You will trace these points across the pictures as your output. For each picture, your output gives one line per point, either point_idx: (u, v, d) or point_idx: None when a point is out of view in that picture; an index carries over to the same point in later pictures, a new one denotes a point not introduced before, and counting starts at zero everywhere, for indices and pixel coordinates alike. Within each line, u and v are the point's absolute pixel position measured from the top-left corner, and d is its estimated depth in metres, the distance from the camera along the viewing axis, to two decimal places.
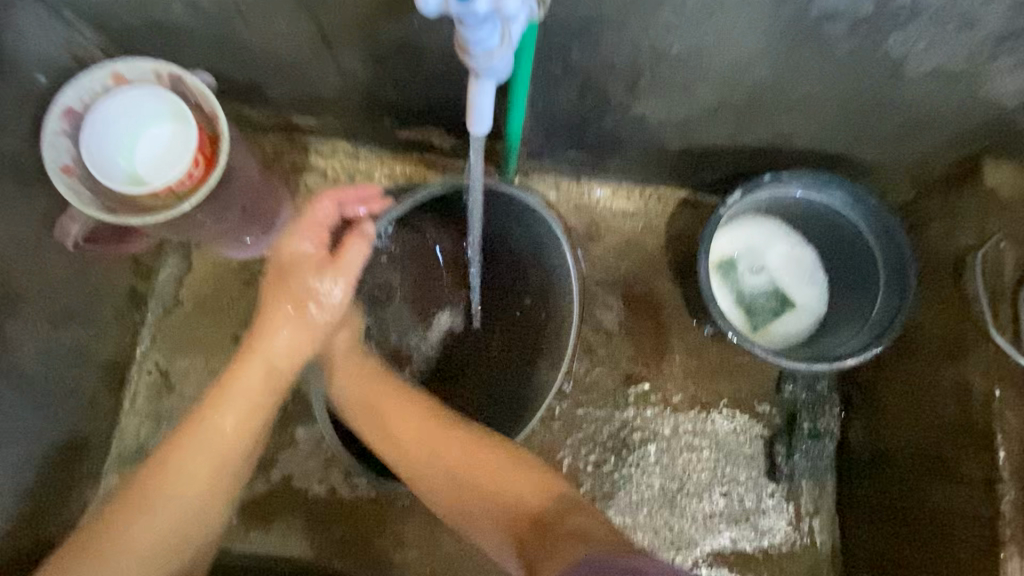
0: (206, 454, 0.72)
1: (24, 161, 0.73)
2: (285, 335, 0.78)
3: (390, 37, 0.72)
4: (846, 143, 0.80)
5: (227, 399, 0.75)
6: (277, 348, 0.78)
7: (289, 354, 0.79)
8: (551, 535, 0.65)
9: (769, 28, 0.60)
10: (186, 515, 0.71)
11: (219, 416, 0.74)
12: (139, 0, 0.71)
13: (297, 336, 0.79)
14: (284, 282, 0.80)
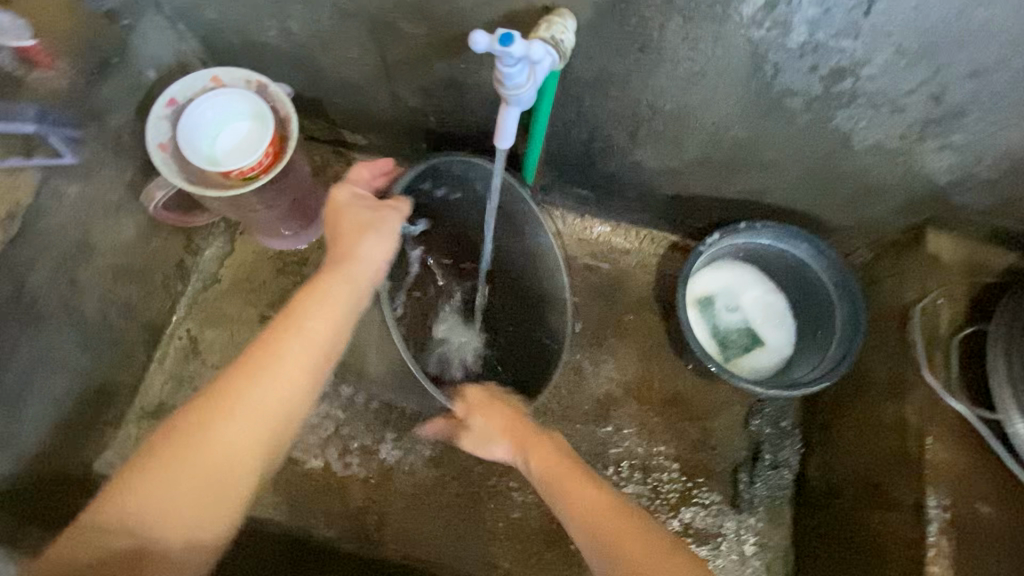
0: (251, 422, 0.63)
1: (124, 137, 0.88)
2: (338, 291, 0.71)
3: (439, 74, 0.88)
4: (812, 203, 0.94)
5: (278, 354, 0.66)
6: (335, 304, 0.71)
7: (342, 306, 0.71)
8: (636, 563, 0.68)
9: (741, 98, 0.75)
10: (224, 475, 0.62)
11: (265, 376, 0.64)
12: (243, 24, 0.88)
13: (348, 291, 0.72)
14: (333, 231, 0.76)
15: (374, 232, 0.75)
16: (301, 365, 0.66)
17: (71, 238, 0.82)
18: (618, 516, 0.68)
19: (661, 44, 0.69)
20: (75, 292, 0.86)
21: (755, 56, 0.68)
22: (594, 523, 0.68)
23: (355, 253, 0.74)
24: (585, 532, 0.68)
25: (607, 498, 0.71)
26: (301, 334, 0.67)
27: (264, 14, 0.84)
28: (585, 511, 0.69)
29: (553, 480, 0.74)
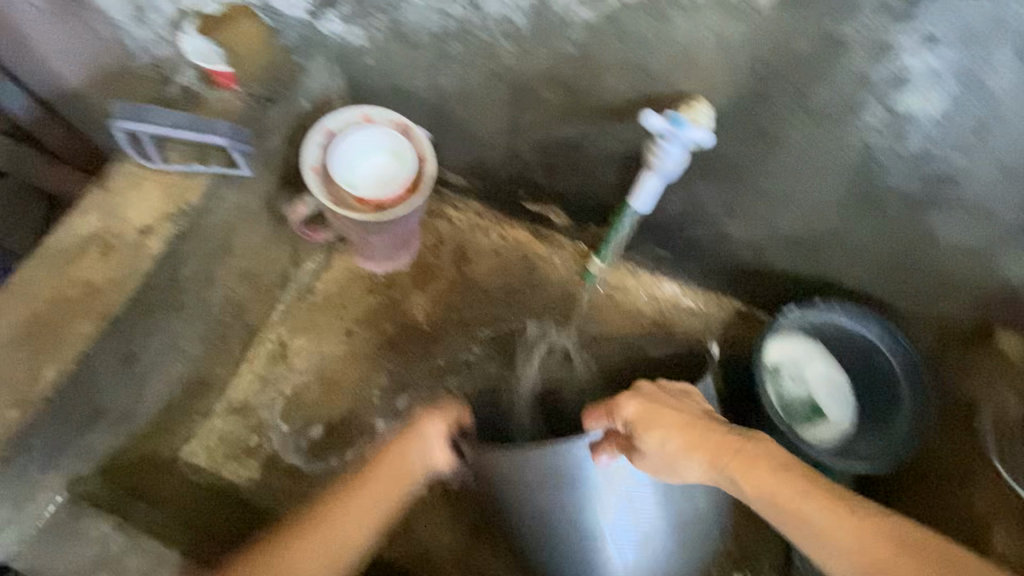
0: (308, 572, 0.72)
1: (274, 154, 0.97)
2: (379, 483, 0.77)
3: (562, 135, 0.98)
4: (888, 290, 1.01)
5: (341, 511, 0.75)
6: (398, 486, 0.78)
7: (375, 510, 0.76)
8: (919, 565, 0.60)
9: (843, 189, 0.84)
10: None
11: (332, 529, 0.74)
12: (395, 72, 0.99)
13: (394, 483, 0.77)
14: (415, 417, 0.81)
15: (429, 451, 0.80)
16: (360, 521, 0.75)
17: (217, 239, 0.91)
18: (864, 524, 0.62)
19: (782, 136, 0.79)
20: (208, 287, 0.93)
21: (867, 156, 0.77)
22: (838, 541, 0.62)
23: (414, 453, 0.79)
24: (839, 559, 0.62)
25: (845, 515, 0.63)
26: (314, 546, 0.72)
27: (420, 67, 0.96)
28: (834, 538, 0.62)
29: (777, 512, 0.66)
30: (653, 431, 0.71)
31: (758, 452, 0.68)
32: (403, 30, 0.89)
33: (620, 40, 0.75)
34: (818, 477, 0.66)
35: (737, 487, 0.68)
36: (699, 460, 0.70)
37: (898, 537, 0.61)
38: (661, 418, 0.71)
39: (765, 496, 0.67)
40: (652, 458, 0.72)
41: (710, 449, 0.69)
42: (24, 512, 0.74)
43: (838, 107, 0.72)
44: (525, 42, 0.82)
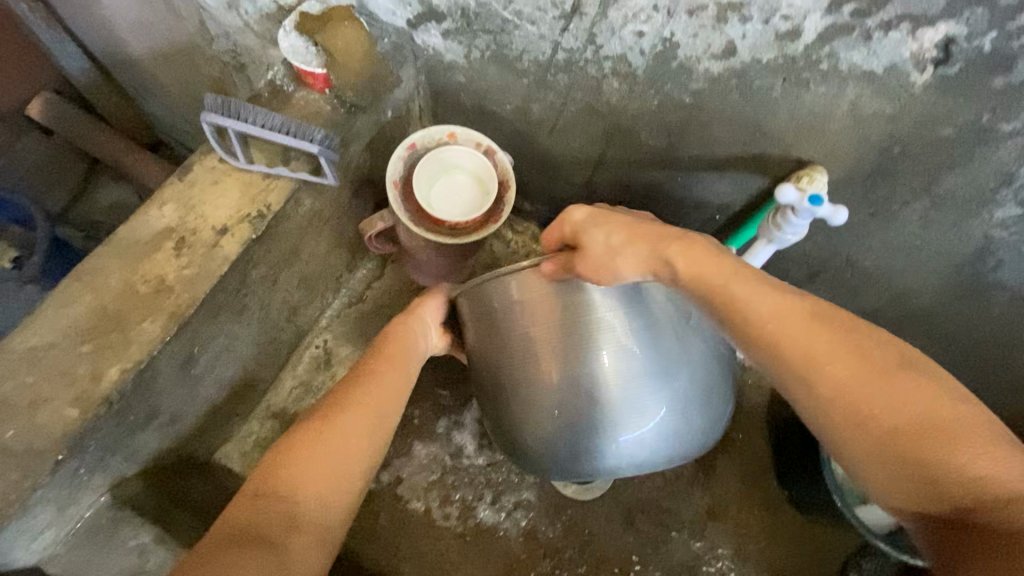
0: (348, 440, 0.63)
1: (353, 163, 0.94)
2: (396, 358, 0.75)
3: (648, 179, 0.95)
4: (964, 377, 0.97)
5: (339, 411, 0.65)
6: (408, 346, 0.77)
7: (403, 365, 0.74)
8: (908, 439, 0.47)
9: (944, 277, 0.81)
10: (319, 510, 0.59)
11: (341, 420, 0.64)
12: (485, 94, 0.96)
13: (406, 352, 0.76)
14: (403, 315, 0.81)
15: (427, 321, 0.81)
16: (383, 393, 0.69)
17: (288, 244, 0.88)
18: (923, 385, 0.48)
19: (896, 214, 0.75)
20: (270, 290, 0.90)
21: (983, 248, 0.73)
22: (865, 384, 0.49)
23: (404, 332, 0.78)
24: (880, 415, 0.48)
25: (878, 365, 0.50)
26: (350, 423, 0.65)
27: (514, 92, 0.92)
28: (836, 376, 0.50)
29: (749, 333, 0.55)
30: (591, 242, 0.64)
31: (685, 244, 0.60)
32: (506, 54, 0.86)
33: (742, 97, 0.72)
34: (787, 290, 0.56)
35: (725, 304, 0.57)
36: (640, 254, 0.63)
37: (883, 367, 0.49)
38: (598, 228, 0.64)
39: (741, 328, 0.55)
40: (596, 251, 0.64)
41: (653, 242, 0.62)
42: (66, 515, 0.71)
43: (969, 197, 0.68)
44: (636, 84, 0.79)
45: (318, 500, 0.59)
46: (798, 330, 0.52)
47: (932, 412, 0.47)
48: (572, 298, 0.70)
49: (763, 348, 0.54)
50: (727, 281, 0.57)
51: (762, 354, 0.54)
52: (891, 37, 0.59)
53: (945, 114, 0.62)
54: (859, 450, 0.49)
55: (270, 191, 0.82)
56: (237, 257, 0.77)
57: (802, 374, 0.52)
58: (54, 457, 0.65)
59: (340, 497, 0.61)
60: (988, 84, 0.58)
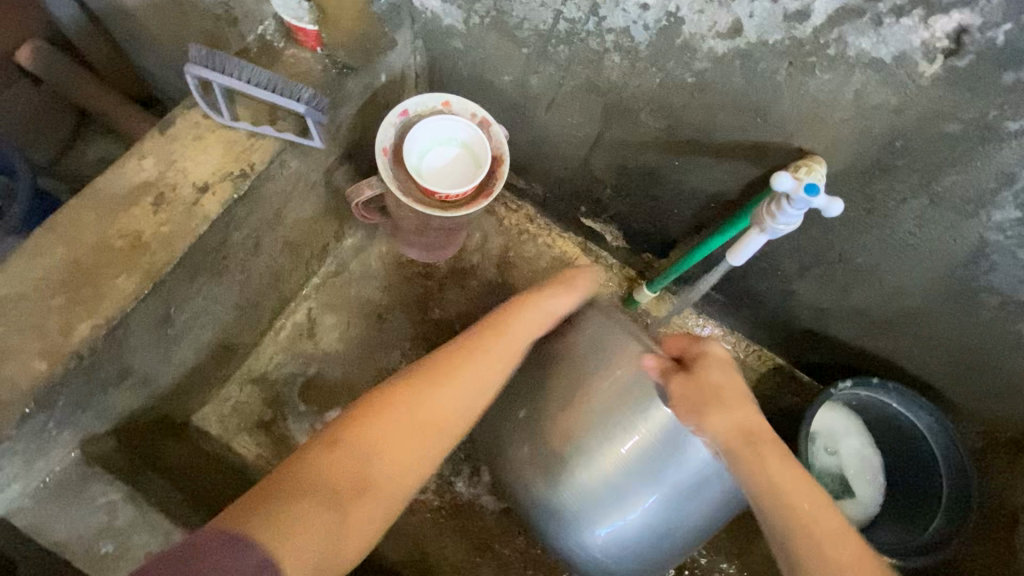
0: (442, 409, 0.70)
1: (342, 127, 0.91)
2: (506, 340, 0.75)
3: (645, 161, 0.93)
4: (947, 380, 0.97)
5: (449, 379, 0.71)
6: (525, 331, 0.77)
7: (500, 354, 0.75)
8: None
9: (935, 278, 0.80)
10: (396, 469, 0.65)
11: (448, 389, 0.70)
12: (483, 63, 0.93)
13: (524, 334, 0.76)
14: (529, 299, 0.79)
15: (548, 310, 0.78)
16: (487, 371, 0.73)
17: (272, 209, 0.86)
18: None
19: (893, 212, 0.74)
20: (253, 254, 0.88)
21: (978, 251, 0.72)
22: None
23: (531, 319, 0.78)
24: None
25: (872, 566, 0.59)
26: (448, 396, 0.70)
27: (513, 62, 0.90)
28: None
29: (778, 516, 0.63)
30: (705, 378, 0.71)
31: (777, 447, 0.68)
32: (507, 22, 0.83)
33: (744, 80, 0.70)
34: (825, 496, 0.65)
35: (773, 486, 0.64)
36: (729, 415, 0.69)
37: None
38: (704, 375, 0.72)
39: (773, 500, 0.64)
40: (697, 388, 0.71)
41: (741, 410, 0.70)
42: (33, 468, 0.71)
43: (967, 197, 0.67)
44: (637, 61, 0.76)
45: (386, 472, 0.64)
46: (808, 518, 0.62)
47: None
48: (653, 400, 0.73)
49: (777, 524, 0.63)
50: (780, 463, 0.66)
51: (778, 531, 0.63)
52: (901, 23, 0.57)
53: (949, 109, 0.61)
54: None
55: (254, 151, 0.79)
56: (218, 216, 0.75)
57: (803, 561, 0.60)
58: (21, 410, 0.64)
59: (420, 467, 0.67)
60: (996, 80, 0.56)
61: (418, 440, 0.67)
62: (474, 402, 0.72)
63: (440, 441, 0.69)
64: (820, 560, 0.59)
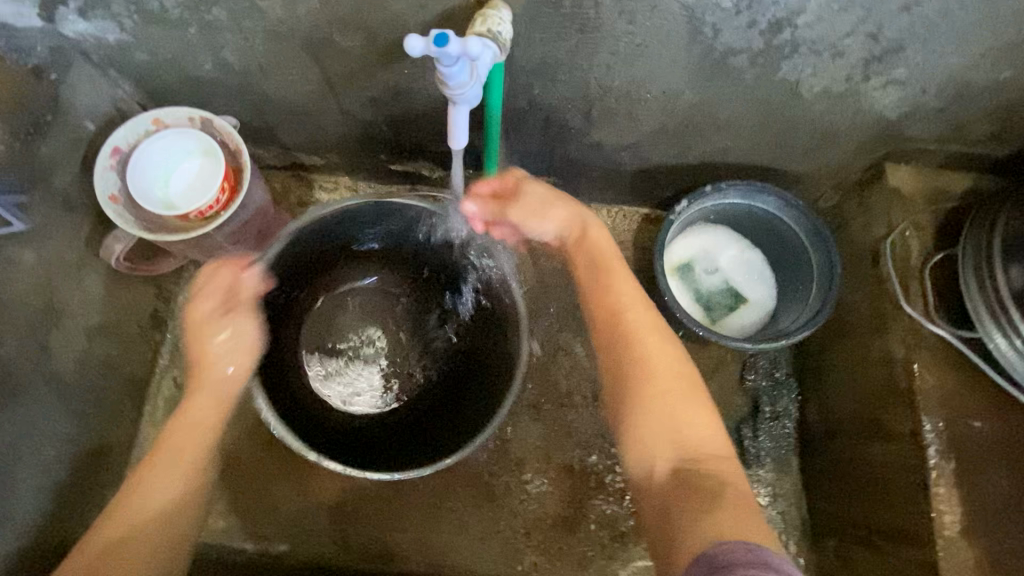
0: (164, 491, 0.66)
1: (73, 194, 0.85)
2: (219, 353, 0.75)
3: (385, 82, 0.86)
4: (774, 155, 0.94)
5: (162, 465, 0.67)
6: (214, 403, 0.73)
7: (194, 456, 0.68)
8: (682, 418, 0.65)
9: (687, 64, 0.75)
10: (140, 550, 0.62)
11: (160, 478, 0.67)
12: (177, 61, 0.85)
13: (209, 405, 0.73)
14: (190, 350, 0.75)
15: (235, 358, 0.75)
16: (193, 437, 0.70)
17: (35, 307, 0.81)
18: (712, 427, 0.65)
19: (598, 20, 0.70)
20: (48, 358, 0.84)
21: (691, 20, 0.69)
22: (669, 376, 0.68)
23: (211, 352, 0.74)
24: (668, 421, 0.65)
25: (668, 347, 0.70)
26: (167, 461, 0.68)
27: (196, 47, 0.82)
28: (652, 347, 0.70)
29: (608, 330, 0.73)
30: (607, 272, 0.76)
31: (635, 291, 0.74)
32: (152, 9, 0.76)
33: None
34: (653, 323, 0.72)
35: (613, 314, 0.73)
36: (587, 252, 0.78)
37: (676, 356, 0.70)
38: (613, 270, 0.76)
39: (639, 391, 0.67)
40: (530, 203, 0.78)
41: (586, 239, 0.79)
42: None
43: None
44: None
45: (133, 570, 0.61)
46: (683, 407, 0.66)
47: (683, 403, 0.66)
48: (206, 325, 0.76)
49: (631, 411, 0.68)
50: (620, 298, 0.73)
51: (606, 339, 0.72)
52: None
53: None
54: (642, 403, 0.67)
55: None
56: None
57: (635, 364, 0.69)
58: None
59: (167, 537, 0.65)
60: None
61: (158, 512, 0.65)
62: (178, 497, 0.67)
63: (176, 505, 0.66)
64: (645, 357, 0.69)
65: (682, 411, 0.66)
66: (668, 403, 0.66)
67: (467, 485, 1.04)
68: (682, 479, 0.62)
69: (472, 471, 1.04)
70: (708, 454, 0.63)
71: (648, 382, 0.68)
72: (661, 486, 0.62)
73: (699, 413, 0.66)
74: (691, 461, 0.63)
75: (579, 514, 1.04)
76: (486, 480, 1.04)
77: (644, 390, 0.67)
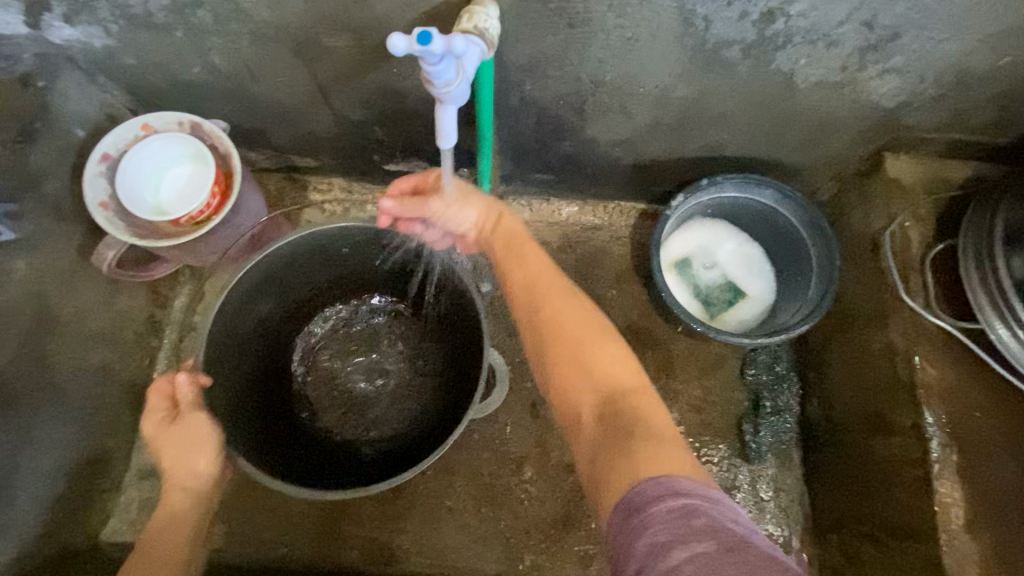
0: None
1: (64, 201, 0.85)
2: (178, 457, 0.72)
3: (375, 82, 0.85)
4: (770, 147, 0.93)
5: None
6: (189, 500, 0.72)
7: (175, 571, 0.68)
8: (587, 359, 0.64)
9: (679, 57, 0.74)
10: None
11: None
12: (165, 65, 0.85)
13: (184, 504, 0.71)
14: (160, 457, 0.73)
15: (196, 458, 0.72)
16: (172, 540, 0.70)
17: (28, 316, 0.80)
18: (624, 364, 0.63)
19: (588, 14, 0.69)
20: (43, 366, 0.83)
21: (683, 12, 0.67)
22: (573, 325, 0.66)
23: (171, 461, 0.71)
24: (579, 369, 0.63)
25: (569, 301, 0.68)
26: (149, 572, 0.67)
27: (184, 51, 0.81)
28: (546, 301, 0.68)
29: (522, 297, 0.71)
30: (510, 245, 0.75)
31: (533, 253, 0.74)
32: (138, 14, 0.75)
33: None
34: (556, 278, 0.71)
35: (519, 280, 0.72)
36: (502, 232, 0.76)
37: (580, 306, 0.68)
38: (527, 254, 0.73)
39: (550, 344, 0.66)
40: (446, 200, 0.76)
41: (487, 217, 0.77)
42: None
43: None
44: None
45: None
46: (594, 351, 0.64)
47: (587, 349, 0.64)
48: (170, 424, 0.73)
49: (547, 369, 0.66)
50: (527, 263, 0.72)
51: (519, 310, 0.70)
52: None
53: None
54: (553, 358, 0.65)
55: None
56: None
57: (539, 321, 0.68)
58: None
59: None
60: None
61: None
62: None
63: None
64: (547, 313, 0.68)
65: (595, 352, 0.64)
66: (576, 354, 0.64)
67: (467, 486, 1.03)
68: (605, 425, 0.59)
69: (472, 472, 1.04)
70: (618, 391, 0.62)
71: (556, 334, 0.66)
72: (588, 434, 0.61)
73: (607, 351, 0.64)
74: (603, 399, 0.61)
75: (579, 513, 1.03)
76: (486, 481, 1.04)
77: (555, 346, 0.65)
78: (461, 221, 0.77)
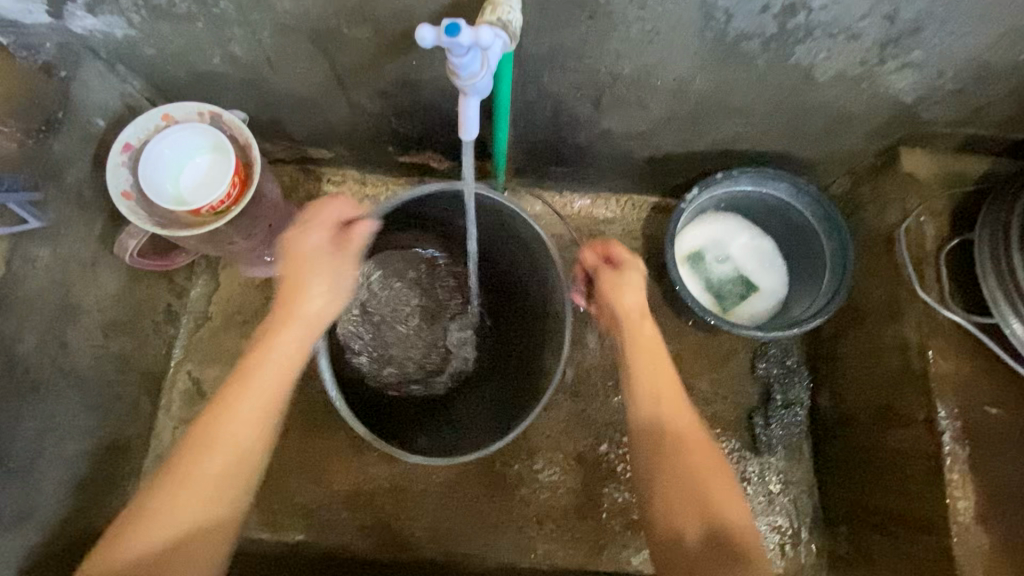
0: (233, 447, 0.65)
1: (85, 191, 0.86)
2: (288, 337, 0.71)
3: (393, 73, 0.85)
4: (786, 141, 0.93)
5: (237, 412, 0.66)
6: (294, 344, 0.71)
7: (264, 430, 0.67)
8: (708, 504, 0.68)
9: (698, 50, 0.75)
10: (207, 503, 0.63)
11: (232, 427, 0.65)
12: (184, 55, 0.85)
13: (288, 352, 0.70)
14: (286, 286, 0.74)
15: (323, 295, 0.73)
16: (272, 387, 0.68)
17: (51, 303, 0.81)
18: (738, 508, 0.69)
19: (609, 6, 0.69)
20: (65, 353, 0.84)
21: (704, 5, 0.68)
22: (699, 465, 0.70)
23: (301, 286, 0.73)
24: (702, 509, 0.68)
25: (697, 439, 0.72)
26: (242, 411, 0.66)
27: (204, 41, 0.82)
28: (677, 435, 0.72)
29: (648, 431, 0.72)
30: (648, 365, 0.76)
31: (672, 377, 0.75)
32: (159, 4, 0.76)
33: None
34: (691, 421, 0.73)
35: (653, 403, 0.74)
36: (647, 336, 0.78)
37: (708, 449, 0.72)
38: (665, 369, 0.76)
39: (674, 478, 0.70)
40: (626, 288, 0.79)
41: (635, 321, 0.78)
42: None
43: None
44: None
45: (197, 539, 0.63)
46: (722, 495, 0.69)
47: (716, 492, 0.69)
48: (323, 254, 0.75)
49: (660, 498, 0.70)
50: (664, 383, 0.75)
51: (645, 434, 0.73)
52: None
53: None
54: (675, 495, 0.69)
55: None
56: None
57: (666, 452, 0.71)
58: None
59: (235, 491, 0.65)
60: None
61: (228, 471, 0.64)
62: (249, 450, 0.66)
63: (247, 456, 0.66)
64: (676, 449, 0.71)
65: (719, 497, 0.69)
66: (700, 494, 0.69)
67: (479, 475, 1.05)
68: (712, 550, 0.66)
69: (485, 461, 1.05)
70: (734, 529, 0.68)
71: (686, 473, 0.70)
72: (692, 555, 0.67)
73: (729, 498, 0.70)
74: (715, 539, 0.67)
75: (590, 502, 1.04)
76: (499, 470, 1.05)
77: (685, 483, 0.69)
78: (624, 302, 0.79)
